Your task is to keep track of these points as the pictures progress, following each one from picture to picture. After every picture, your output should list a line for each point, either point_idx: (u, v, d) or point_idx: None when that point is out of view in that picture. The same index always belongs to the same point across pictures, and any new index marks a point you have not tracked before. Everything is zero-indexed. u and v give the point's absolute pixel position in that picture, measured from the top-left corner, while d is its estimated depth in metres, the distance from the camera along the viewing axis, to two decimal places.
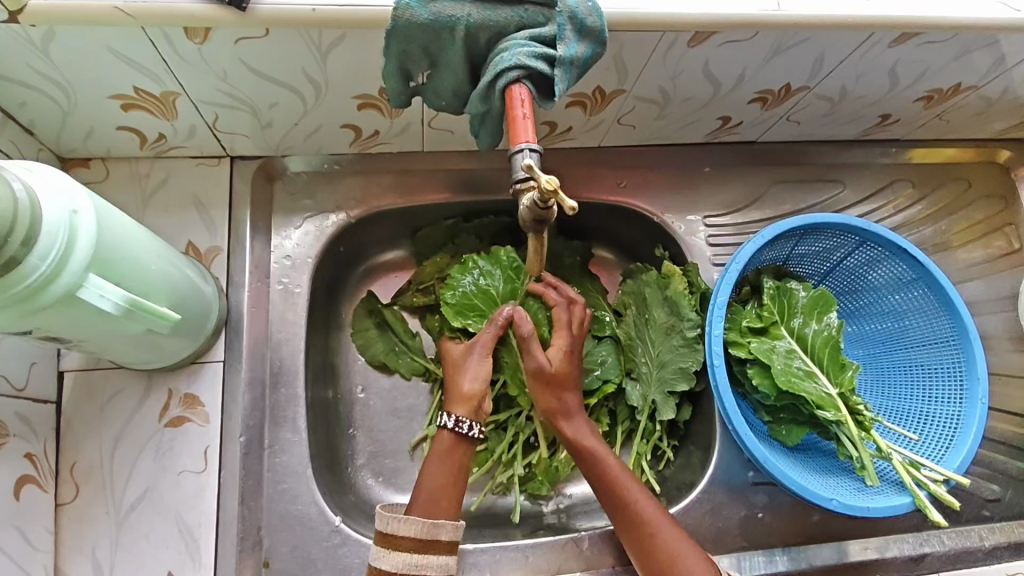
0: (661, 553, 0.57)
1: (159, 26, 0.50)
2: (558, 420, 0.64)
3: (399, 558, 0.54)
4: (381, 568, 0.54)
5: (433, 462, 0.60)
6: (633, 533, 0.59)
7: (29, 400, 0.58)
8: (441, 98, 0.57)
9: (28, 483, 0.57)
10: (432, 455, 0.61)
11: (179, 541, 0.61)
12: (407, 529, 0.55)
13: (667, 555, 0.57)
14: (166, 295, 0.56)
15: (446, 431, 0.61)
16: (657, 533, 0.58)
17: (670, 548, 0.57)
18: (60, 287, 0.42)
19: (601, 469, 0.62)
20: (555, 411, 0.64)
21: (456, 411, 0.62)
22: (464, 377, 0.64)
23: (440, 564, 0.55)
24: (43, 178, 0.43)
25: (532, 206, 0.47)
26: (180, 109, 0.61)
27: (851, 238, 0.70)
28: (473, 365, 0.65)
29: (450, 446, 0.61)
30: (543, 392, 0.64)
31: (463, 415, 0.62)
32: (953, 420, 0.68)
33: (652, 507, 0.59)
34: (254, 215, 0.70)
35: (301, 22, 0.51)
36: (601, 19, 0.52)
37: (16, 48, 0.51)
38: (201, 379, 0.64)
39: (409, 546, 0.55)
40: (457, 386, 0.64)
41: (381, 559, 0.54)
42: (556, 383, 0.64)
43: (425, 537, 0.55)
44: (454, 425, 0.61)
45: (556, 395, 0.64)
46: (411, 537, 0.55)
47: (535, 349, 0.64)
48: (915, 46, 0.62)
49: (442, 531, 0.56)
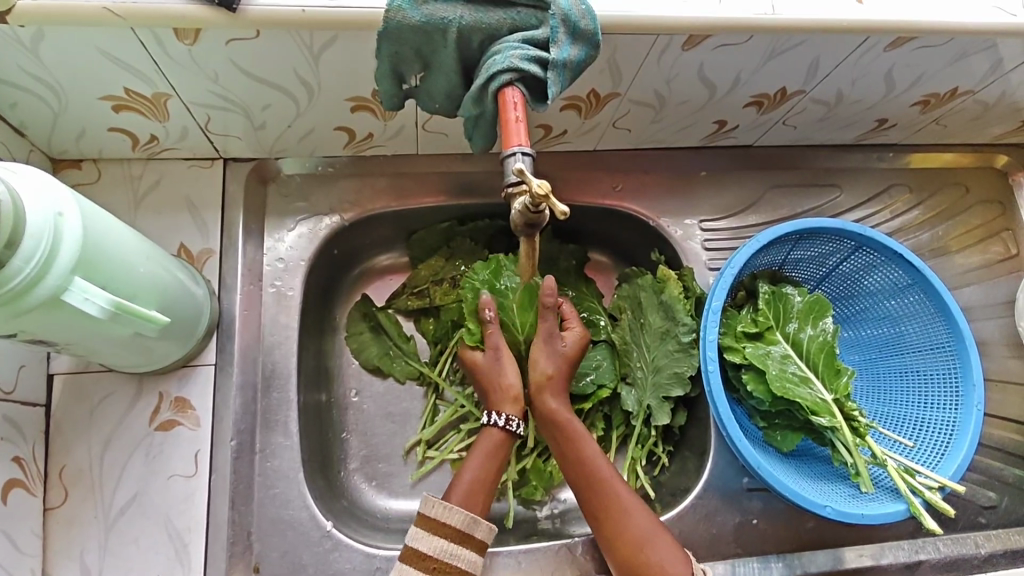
0: (637, 543, 0.57)
1: (149, 26, 0.49)
2: (544, 393, 0.63)
3: (437, 543, 0.55)
4: (419, 551, 0.55)
5: (478, 455, 0.61)
6: (606, 519, 0.59)
7: (16, 403, 0.58)
8: (434, 100, 0.57)
9: (15, 487, 0.56)
10: (478, 448, 0.61)
11: (168, 546, 0.60)
12: (450, 516, 0.56)
13: (644, 544, 0.57)
14: (155, 298, 0.56)
15: (496, 429, 0.62)
16: (634, 522, 0.58)
17: (647, 538, 0.58)
18: (45, 290, 0.42)
19: (578, 452, 0.61)
20: (545, 383, 0.63)
21: (508, 410, 0.62)
22: (504, 377, 0.63)
23: (470, 560, 0.55)
24: (28, 180, 0.43)
25: (523, 210, 0.46)
26: (172, 111, 0.61)
27: (847, 243, 0.70)
28: (506, 364, 0.63)
29: (496, 442, 0.61)
30: (545, 359, 0.63)
31: (514, 414, 0.62)
32: (949, 426, 0.67)
33: (631, 497, 0.60)
34: (247, 218, 0.70)
35: (292, 23, 0.51)
36: (594, 22, 0.52)
37: (5, 49, 0.50)
38: (192, 382, 0.64)
39: (448, 534, 0.55)
40: (499, 387, 0.63)
41: (420, 541, 0.55)
42: (559, 354, 0.63)
43: (463, 529, 0.56)
44: (505, 424, 0.62)
45: (553, 365, 0.63)
46: (451, 526, 0.56)
47: (553, 322, 0.62)
48: (911, 51, 0.62)
49: (477, 528, 0.56)
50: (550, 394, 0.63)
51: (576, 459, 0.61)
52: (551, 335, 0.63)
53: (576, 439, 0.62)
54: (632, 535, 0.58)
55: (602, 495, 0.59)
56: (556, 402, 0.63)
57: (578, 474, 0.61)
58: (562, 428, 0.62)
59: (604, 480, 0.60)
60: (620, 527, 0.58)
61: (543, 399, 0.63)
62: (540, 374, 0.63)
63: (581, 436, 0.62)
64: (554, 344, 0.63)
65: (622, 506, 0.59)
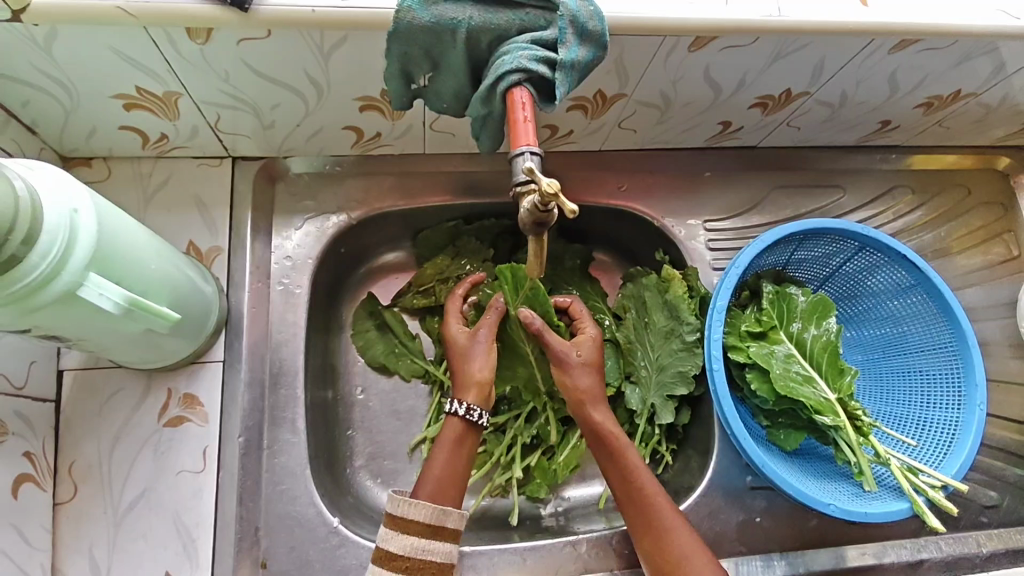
0: (676, 558, 0.57)
1: (161, 25, 0.50)
2: (586, 407, 0.63)
3: (407, 540, 0.54)
4: (390, 551, 0.54)
5: (440, 449, 0.60)
6: (647, 533, 0.59)
7: (28, 399, 0.58)
8: (442, 99, 0.57)
9: (26, 482, 0.56)
10: (440, 442, 0.60)
11: (176, 541, 0.61)
12: (417, 513, 0.55)
13: (682, 560, 0.57)
14: (165, 295, 0.56)
15: (456, 418, 0.60)
16: (673, 537, 0.58)
17: (686, 553, 0.57)
18: (60, 286, 0.42)
19: (624, 466, 0.61)
20: (583, 398, 0.63)
21: (468, 398, 0.61)
22: (474, 362, 0.63)
23: (445, 552, 0.55)
24: (44, 177, 0.43)
25: (532, 209, 0.47)
26: (182, 110, 0.61)
27: (851, 243, 0.70)
28: (481, 350, 0.63)
29: (458, 432, 0.60)
30: (575, 376, 0.64)
31: (475, 404, 0.61)
32: (952, 425, 0.68)
33: (672, 512, 0.59)
34: (256, 216, 0.70)
35: (303, 23, 0.51)
36: (602, 23, 0.52)
37: (20, 48, 0.51)
38: (200, 379, 0.64)
39: (417, 531, 0.55)
40: (466, 371, 0.63)
41: (390, 541, 0.54)
42: (580, 366, 0.64)
43: (434, 522, 0.55)
44: (465, 413, 0.60)
45: (585, 380, 0.64)
46: (421, 522, 0.55)
47: (556, 341, 0.64)
48: (915, 53, 0.62)
49: (449, 518, 0.56)
50: (597, 407, 0.63)
51: (621, 473, 0.61)
52: (565, 356, 0.64)
53: (621, 453, 0.62)
54: (670, 549, 0.57)
55: (645, 510, 0.59)
56: (600, 414, 0.63)
57: (623, 487, 0.61)
58: (607, 442, 0.62)
59: (647, 494, 0.60)
60: (660, 543, 0.58)
61: (586, 414, 0.63)
62: (574, 393, 0.63)
63: (626, 450, 0.62)
64: (571, 361, 0.64)
65: (663, 521, 0.59)
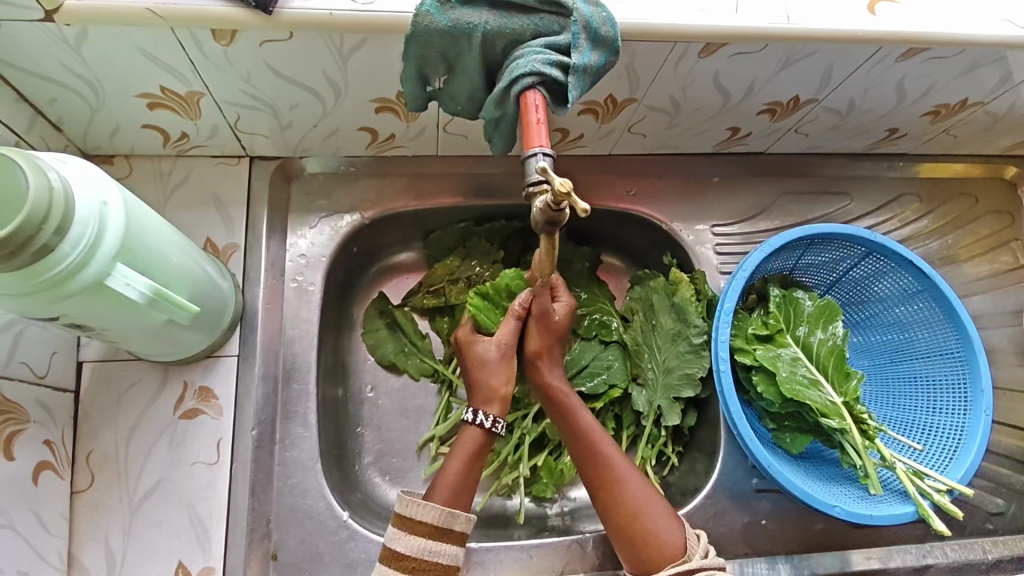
0: (630, 510, 0.59)
1: (188, 27, 0.52)
2: (540, 368, 0.64)
3: (414, 542, 0.56)
4: (396, 551, 0.56)
5: (458, 453, 0.61)
6: (601, 487, 0.60)
7: (49, 387, 0.59)
8: (457, 102, 0.59)
9: (45, 469, 0.58)
10: (460, 447, 0.61)
11: (190, 532, 0.62)
12: (425, 515, 0.56)
13: (637, 513, 0.59)
14: (185, 288, 0.57)
15: (478, 427, 0.61)
16: (627, 490, 0.60)
17: (641, 504, 0.59)
18: (88, 275, 0.44)
19: (574, 422, 0.62)
20: (539, 357, 0.63)
21: (492, 410, 0.62)
22: (498, 376, 0.62)
23: (451, 554, 0.57)
24: (74, 169, 0.45)
25: (544, 208, 0.48)
26: (203, 109, 0.63)
27: (857, 249, 0.71)
28: (504, 363, 0.62)
29: (478, 441, 0.61)
30: (542, 333, 0.63)
31: (499, 415, 0.62)
32: (958, 430, 0.68)
33: (626, 465, 0.61)
34: (272, 214, 0.72)
35: (324, 26, 0.53)
36: (615, 29, 0.53)
37: (50, 47, 0.53)
38: (215, 372, 0.66)
39: (425, 532, 0.56)
40: (489, 384, 0.62)
41: (397, 541, 0.56)
42: (553, 328, 0.63)
43: (441, 525, 0.57)
44: (491, 425, 0.61)
45: (545, 339, 0.63)
46: (428, 524, 0.56)
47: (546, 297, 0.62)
48: (922, 61, 0.63)
49: (456, 521, 0.57)
50: (550, 361, 0.64)
51: (573, 430, 0.62)
52: (542, 316, 0.62)
53: (571, 410, 0.63)
54: (624, 502, 0.59)
55: (599, 465, 0.61)
56: (551, 373, 0.64)
57: (576, 443, 0.62)
58: (558, 399, 0.63)
59: (599, 448, 0.61)
60: (614, 496, 0.60)
61: (539, 372, 0.64)
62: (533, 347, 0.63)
63: (577, 407, 0.63)
64: (546, 321, 0.63)
65: (615, 474, 0.60)
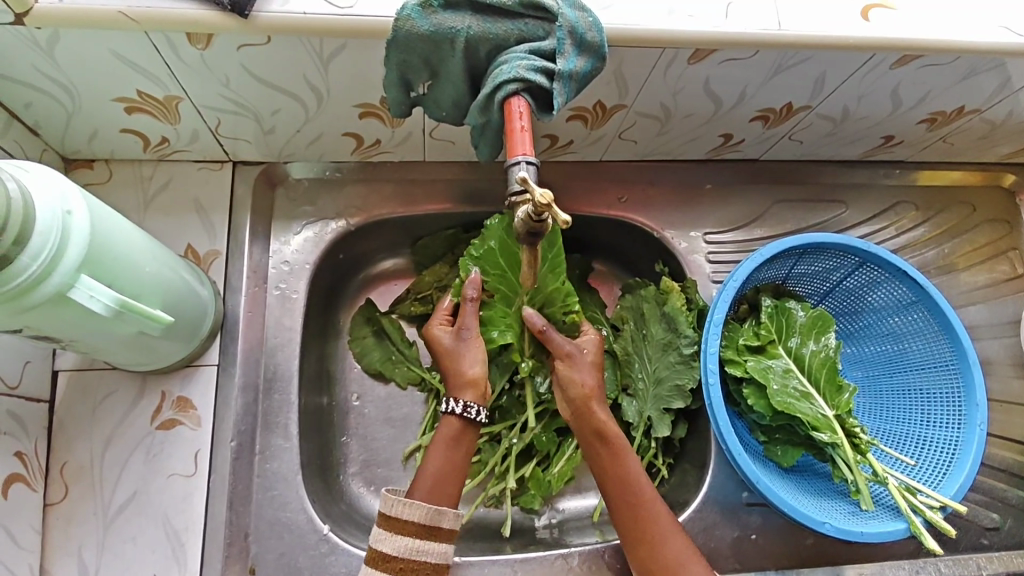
0: (669, 566, 0.57)
1: (160, 30, 0.50)
2: (591, 406, 0.61)
3: (401, 541, 0.55)
4: (383, 552, 0.55)
5: (437, 446, 0.59)
6: (641, 538, 0.58)
7: (21, 398, 0.58)
8: (441, 108, 0.58)
9: (16, 482, 0.57)
10: (438, 440, 0.59)
11: (166, 545, 0.60)
12: (410, 513, 0.55)
13: (675, 567, 0.57)
14: (158, 297, 0.56)
15: (453, 417, 0.59)
16: (668, 543, 0.58)
17: (681, 559, 0.57)
18: (49, 288, 0.43)
19: (620, 469, 0.60)
20: (590, 395, 0.61)
21: (466, 396, 0.60)
22: (466, 359, 0.61)
23: (439, 553, 0.55)
24: (38, 178, 0.44)
25: (525, 218, 0.46)
26: (182, 114, 0.62)
27: (850, 259, 0.70)
28: (469, 346, 0.61)
29: (457, 431, 0.59)
30: (581, 372, 0.62)
31: (473, 400, 0.60)
32: (952, 445, 0.67)
33: (667, 517, 0.59)
34: (255, 221, 0.70)
35: (303, 30, 0.51)
36: (601, 34, 0.52)
37: (20, 50, 0.51)
38: (194, 382, 0.64)
39: (412, 531, 0.55)
40: (456, 370, 0.61)
41: (384, 542, 0.55)
42: (589, 364, 0.63)
43: (429, 523, 0.55)
44: (462, 411, 0.59)
45: (591, 376, 0.62)
46: (415, 523, 0.55)
47: (559, 338, 0.63)
48: (917, 69, 0.62)
49: (444, 519, 0.56)
50: (599, 404, 0.62)
51: (617, 476, 0.60)
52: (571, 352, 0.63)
53: (620, 456, 0.60)
54: (665, 556, 0.58)
55: (639, 514, 0.59)
56: (602, 414, 0.61)
57: (616, 490, 0.60)
58: (607, 443, 0.61)
59: (642, 499, 0.59)
60: (654, 549, 0.58)
61: (590, 412, 0.61)
62: (586, 384, 0.62)
63: (623, 453, 0.61)
64: (578, 358, 0.63)
65: (659, 528, 0.58)
